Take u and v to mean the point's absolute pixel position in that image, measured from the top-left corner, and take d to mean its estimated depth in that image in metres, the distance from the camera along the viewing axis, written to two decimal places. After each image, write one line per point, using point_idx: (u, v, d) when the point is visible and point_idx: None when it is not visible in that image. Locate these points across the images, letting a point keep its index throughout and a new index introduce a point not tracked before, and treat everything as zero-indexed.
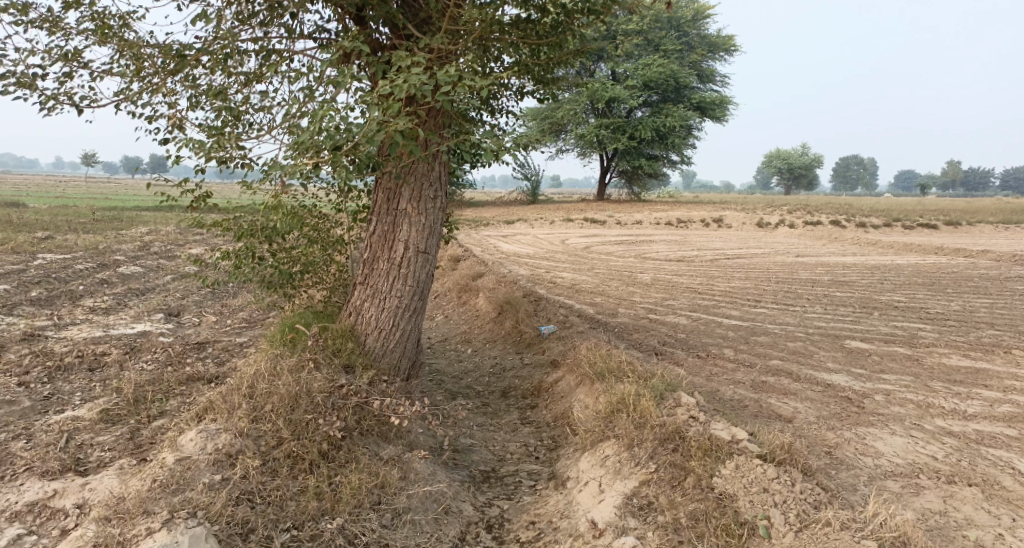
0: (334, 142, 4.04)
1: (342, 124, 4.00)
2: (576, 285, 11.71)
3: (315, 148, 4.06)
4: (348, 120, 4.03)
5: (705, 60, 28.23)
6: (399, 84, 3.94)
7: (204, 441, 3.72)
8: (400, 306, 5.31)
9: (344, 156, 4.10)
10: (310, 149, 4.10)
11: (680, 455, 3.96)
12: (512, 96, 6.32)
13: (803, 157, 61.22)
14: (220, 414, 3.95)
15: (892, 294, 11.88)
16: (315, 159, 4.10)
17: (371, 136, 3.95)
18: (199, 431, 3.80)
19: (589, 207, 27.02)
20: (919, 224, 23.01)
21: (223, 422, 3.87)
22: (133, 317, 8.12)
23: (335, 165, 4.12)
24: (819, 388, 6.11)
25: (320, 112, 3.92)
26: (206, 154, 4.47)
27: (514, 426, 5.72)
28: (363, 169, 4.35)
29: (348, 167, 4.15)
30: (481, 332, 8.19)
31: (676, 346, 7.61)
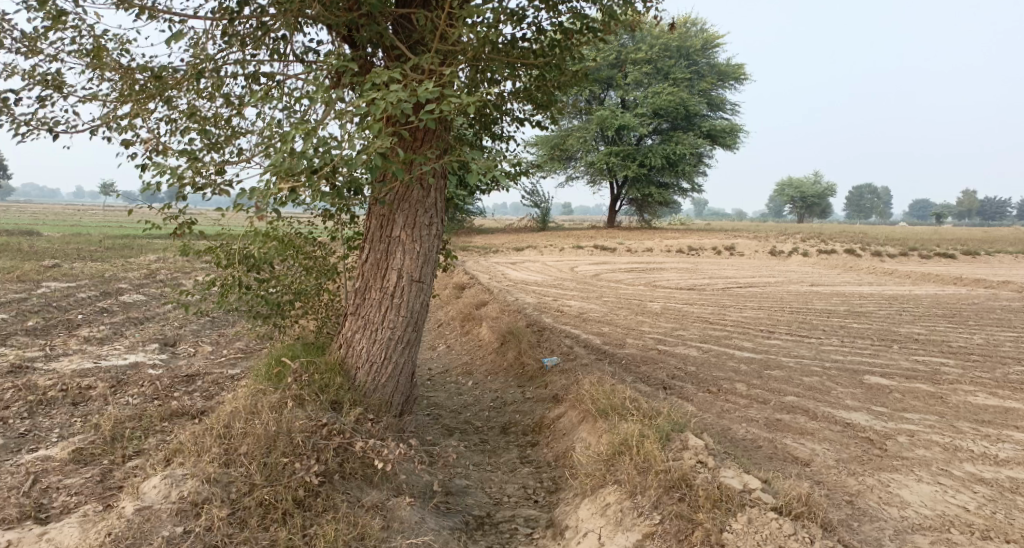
0: (312, 165, 3.78)
1: (321, 147, 3.74)
2: (584, 313, 11.42)
3: (292, 173, 3.80)
4: (327, 142, 3.78)
5: (715, 89, 28.16)
6: (379, 103, 3.69)
7: (167, 488, 3.49)
8: (392, 338, 5.06)
9: (323, 181, 3.83)
10: (287, 173, 3.83)
11: (687, 505, 3.64)
12: (513, 120, 6.12)
13: (816, 186, 60.86)
14: (189, 457, 3.72)
15: (911, 326, 11.49)
16: (290, 185, 3.82)
17: (352, 161, 3.69)
18: (163, 476, 3.57)
19: (600, 235, 26.80)
20: (936, 253, 22.57)
21: (190, 466, 3.64)
22: (127, 347, 7.92)
23: (314, 191, 3.86)
24: (838, 427, 5.75)
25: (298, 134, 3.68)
26: (180, 179, 4.22)
27: (513, 466, 5.41)
28: (346, 195, 4.08)
29: (328, 193, 3.88)
30: (483, 363, 7.91)
31: (686, 380, 7.28)
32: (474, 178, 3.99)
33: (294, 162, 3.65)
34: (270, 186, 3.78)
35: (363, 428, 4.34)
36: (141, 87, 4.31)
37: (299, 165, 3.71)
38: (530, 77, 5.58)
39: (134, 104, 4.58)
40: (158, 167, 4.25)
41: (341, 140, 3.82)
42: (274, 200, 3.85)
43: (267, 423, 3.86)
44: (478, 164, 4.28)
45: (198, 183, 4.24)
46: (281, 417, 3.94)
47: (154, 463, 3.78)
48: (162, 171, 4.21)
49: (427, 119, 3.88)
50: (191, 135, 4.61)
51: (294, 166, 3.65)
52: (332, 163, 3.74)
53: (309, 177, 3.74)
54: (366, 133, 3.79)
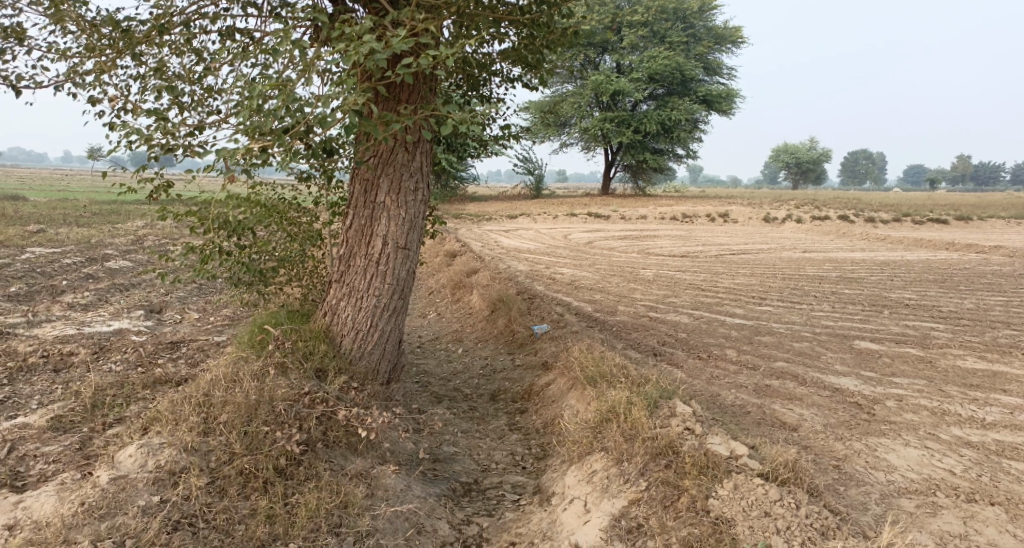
0: (284, 125, 3.67)
1: (291, 103, 3.62)
2: (576, 280, 11.36)
3: (263, 132, 3.69)
4: (298, 98, 3.66)
5: (711, 53, 27.74)
6: (352, 56, 3.59)
7: (144, 457, 3.45)
8: (378, 305, 5.00)
9: (295, 141, 3.71)
10: (257, 132, 3.72)
11: (673, 472, 3.63)
12: (500, 82, 5.98)
13: (811, 152, 60.56)
14: (167, 425, 3.67)
15: (902, 291, 11.49)
16: (262, 145, 3.71)
17: (324, 121, 3.58)
18: (139, 445, 3.52)
19: (593, 201, 26.64)
20: (929, 219, 22.54)
21: (168, 435, 3.59)
22: (112, 314, 7.83)
23: (286, 151, 3.74)
24: (827, 392, 5.74)
25: (268, 90, 3.56)
26: (150, 140, 4.10)
27: (501, 433, 5.40)
28: (320, 155, 3.96)
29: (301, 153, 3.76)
30: (473, 331, 7.87)
31: (676, 347, 7.27)
32: (449, 134, 3.88)
33: (264, 120, 3.53)
34: (240, 145, 3.66)
35: (347, 397, 4.30)
36: (110, 43, 4.18)
37: (270, 123, 3.60)
38: (518, 35, 5.45)
39: (102, 61, 4.44)
40: (127, 126, 4.13)
41: (314, 99, 3.70)
42: (246, 160, 3.74)
43: (248, 392, 3.81)
44: (458, 121, 4.17)
45: (167, 143, 4.12)
46: (263, 385, 3.89)
47: (133, 431, 3.74)
48: (130, 131, 4.08)
49: (404, 75, 3.77)
50: (163, 94, 4.48)
51: (264, 125, 3.53)
52: (303, 120, 3.62)
53: (278, 135, 3.62)
54: (340, 89, 3.68)
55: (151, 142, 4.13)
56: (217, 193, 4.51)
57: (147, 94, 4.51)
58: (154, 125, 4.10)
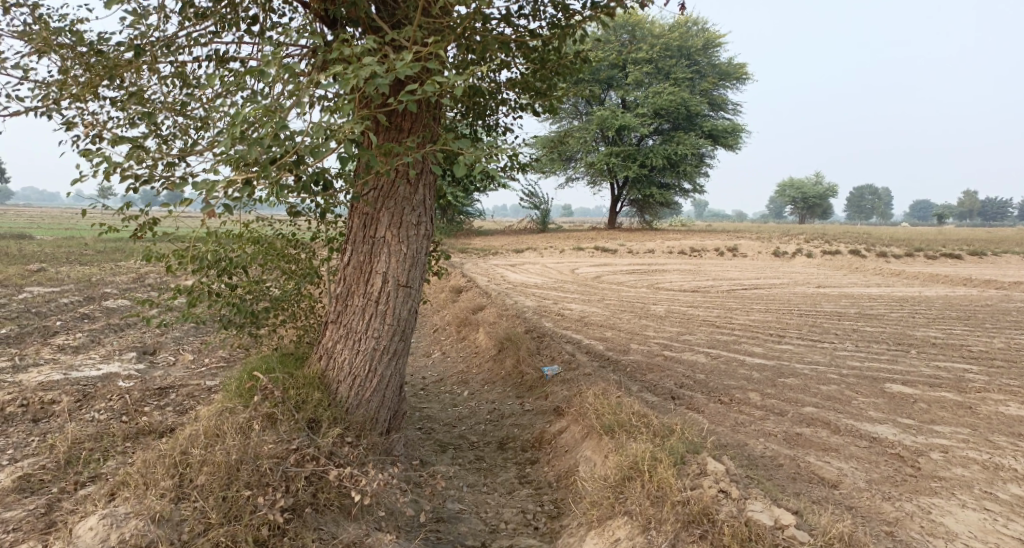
0: (271, 155, 3.34)
1: (280, 129, 3.30)
2: (586, 317, 10.95)
3: (248, 163, 3.35)
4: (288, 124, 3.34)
5: (717, 88, 27.68)
6: (350, 79, 3.30)
7: (106, 530, 3.04)
8: (376, 348, 4.62)
9: (283, 173, 3.37)
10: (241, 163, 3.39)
11: (710, 545, 3.20)
12: (507, 111, 5.69)
13: (818, 186, 60.44)
14: (136, 489, 3.28)
15: (925, 329, 11.02)
16: (245, 177, 3.38)
17: (316, 151, 3.24)
18: (102, 516, 3.12)
19: (601, 236, 26.33)
20: (942, 253, 22.14)
21: (136, 502, 3.18)
22: (102, 357, 7.46)
23: (271, 184, 3.40)
24: (863, 442, 5.29)
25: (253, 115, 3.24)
26: (127, 173, 3.77)
27: (511, 487, 4.96)
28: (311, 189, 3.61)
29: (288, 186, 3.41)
30: (479, 371, 7.45)
31: (695, 390, 6.84)
32: (460, 171, 3.57)
33: (248, 150, 3.20)
34: (221, 177, 3.32)
35: (341, 450, 3.89)
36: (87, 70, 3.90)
37: (255, 153, 3.27)
38: (529, 58, 5.20)
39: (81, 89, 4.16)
40: (102, 157, 3.80)
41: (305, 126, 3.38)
42: (228, 194, 3.40)
43: (229, 450, 3.43)
44: (469, 157, 3.86)
45: (143, 176, 3.79)
46: (246, 442, 3.51)
47: (99, 497, 3.34)
48: (106, 163, 3.76)
49: (406, 101, 3.46)
50: (144, 125, 4.20)
51: (249, 155, 3.20)
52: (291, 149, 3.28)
53: (261, 164, 3.28)
54: (335, 115, 3.37)
55: (128, 173, 3.81)
56: (200, 231, 4.16)
57: (128, 123, 4.21)
58: (131, 157, 3.79)
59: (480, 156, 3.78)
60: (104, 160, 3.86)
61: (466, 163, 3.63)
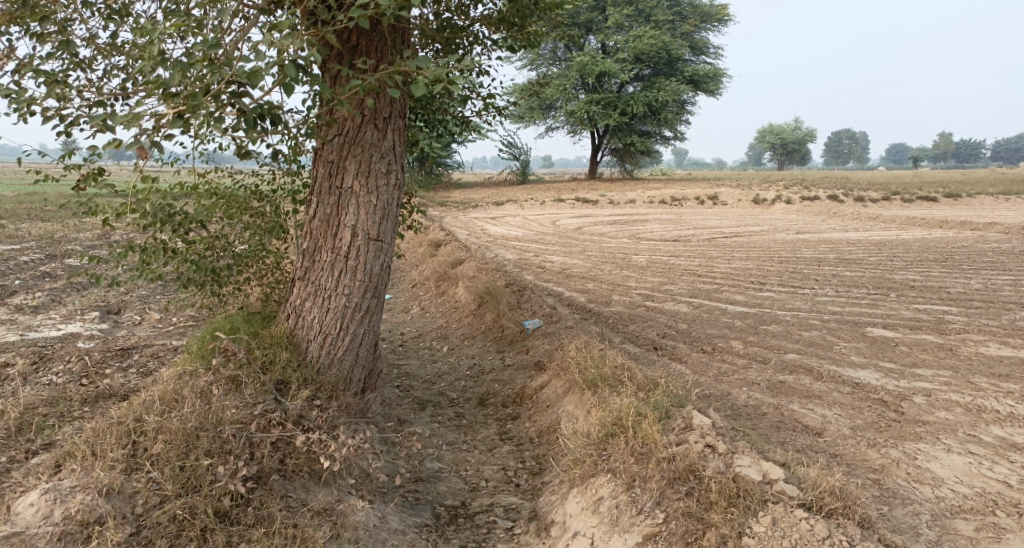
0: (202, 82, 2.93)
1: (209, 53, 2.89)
2: (566, 269, 10.79)
3: (174, 92, 2.94)
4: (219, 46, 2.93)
5: (698, 31, 27.04)
6: None
7: (49, 506, 2.85)
8: (348, 305, 4.43)
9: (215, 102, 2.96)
10: (170, 94, 2.98)
11: (696, 502, 3.10)
12: (483, 49, 5.37)
13: (796, 132, 60.28)
14: (84, 460, 3.11)
15: (904, 272, 11.03)
16: (176, 111, 2.98)
17: (252, 76, 2.82)
18: (44, 491, 2.91)
19: (580, 186, 26.01)
20: (918, 196, 22.22)
21: (83, 475, 3.01)
22: (63, 317, 7.18)
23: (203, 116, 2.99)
24: (847, 388, 5.24)
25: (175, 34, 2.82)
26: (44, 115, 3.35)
27: (492, 444, 4.85)
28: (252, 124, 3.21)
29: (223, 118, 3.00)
30: (459, 326, 7.28)
31: (677, 339, 6.75)
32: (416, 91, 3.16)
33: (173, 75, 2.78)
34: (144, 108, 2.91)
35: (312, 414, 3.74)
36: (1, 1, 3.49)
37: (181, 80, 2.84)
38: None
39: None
40: (17, 98, 3.39)
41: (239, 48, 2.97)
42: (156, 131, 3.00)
43: (186, 418, 3.27)
44: (429, 76, 3.44)
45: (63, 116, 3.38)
46: (206, 408, 3.36)
47: (42, 470, 3.17)
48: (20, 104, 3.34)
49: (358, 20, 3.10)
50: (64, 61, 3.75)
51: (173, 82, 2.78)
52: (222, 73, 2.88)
53: (191, 94, 2.86)
54: (273, 35, 2.97)
55: (47, 115, 3.40)
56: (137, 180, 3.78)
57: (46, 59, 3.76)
58: (51, 95, 3.39)
59: (441, 71, 3.37)
60: (18, 100, 3.43)
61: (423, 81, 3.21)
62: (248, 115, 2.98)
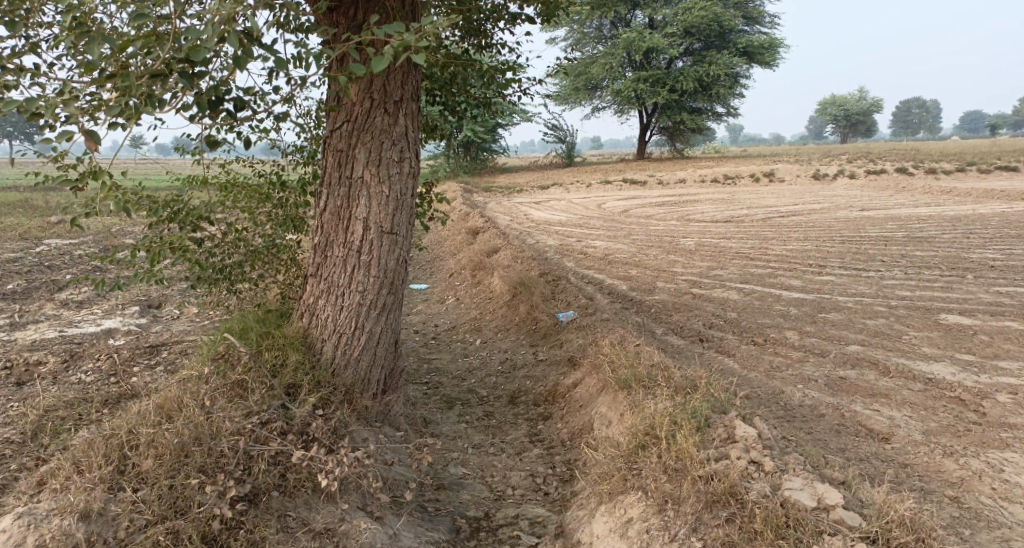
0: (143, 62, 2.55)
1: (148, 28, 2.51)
2: (610, 255, 10.33)
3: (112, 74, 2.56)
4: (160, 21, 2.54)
5: (751, 1, 25.81)
6: None
7: (24, 532, 2.66)
8: (363, 302, 4.15)
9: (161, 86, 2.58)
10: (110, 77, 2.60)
11: (738, 531, 2.72)
12: (506, 23, 4.99)
13: (860, 103, 57.58)
14: (65, 480, 2.90)
15: (983, 251, 10.15)
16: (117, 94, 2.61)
17: (199, 52, 2.44)
18: (17, 516, 2.72)
19: (630, 167, 25.29)
20: (996, 167, 20.73)
21: (60, 498, 2.80)
22: (103, 313, 7.14)
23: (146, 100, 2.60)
24: (918, 385, 4.71)
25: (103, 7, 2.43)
26: None
27: (521, 447, 4.52)
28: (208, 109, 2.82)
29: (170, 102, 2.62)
30: (492, 318, 6.96)
31: (726, 330, 6.27)
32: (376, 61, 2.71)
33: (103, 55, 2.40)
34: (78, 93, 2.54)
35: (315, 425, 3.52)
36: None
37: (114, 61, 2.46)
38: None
39: None
40: None
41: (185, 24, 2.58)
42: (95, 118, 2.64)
43: (179, 432, 3.08)
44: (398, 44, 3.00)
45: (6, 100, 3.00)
46: (203, 422, 3.16)
47: (24, 491, 2.99)
48: None
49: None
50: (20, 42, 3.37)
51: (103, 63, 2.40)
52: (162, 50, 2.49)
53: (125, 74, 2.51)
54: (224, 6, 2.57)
55: None
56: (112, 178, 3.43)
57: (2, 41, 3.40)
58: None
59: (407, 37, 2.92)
60: None
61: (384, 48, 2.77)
62: (203, 98, 2.62)
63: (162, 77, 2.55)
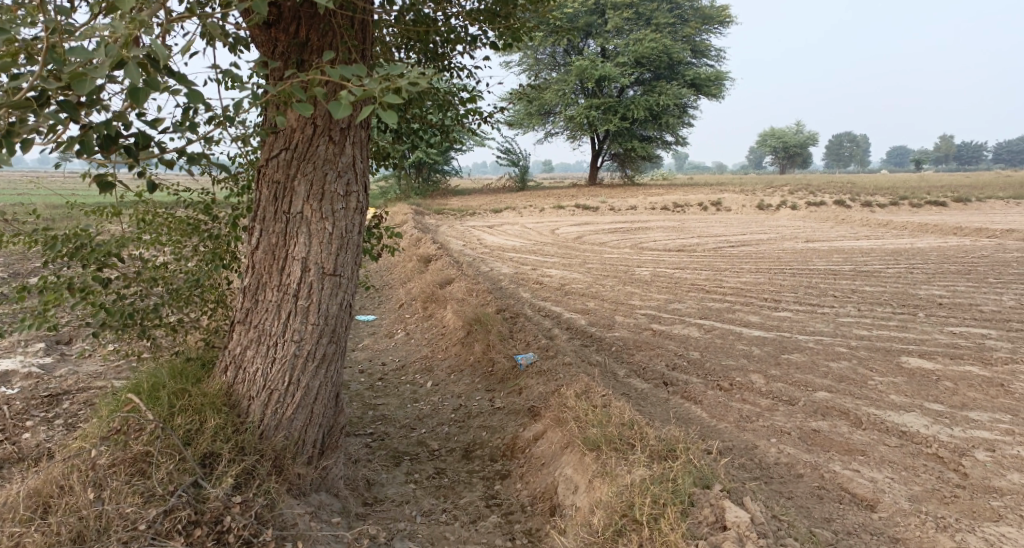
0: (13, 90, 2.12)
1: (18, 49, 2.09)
2: (564, 285, 10.01)
3: None
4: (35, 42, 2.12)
5: (699, 34, 26.29)
6: None
7: None
8: (298, 354, 3.67)
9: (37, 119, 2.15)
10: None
11: None
12: (464, 47, 4.62)
13: (798, 135, 59.59)
14: None
15: (930, 287, 10.25)
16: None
17: (82, 81, 2.04)
18: None
19: (580, 193, 25.25)
20: (928, 201, 21.47)
21: None
22: (6, 350, 6.26)
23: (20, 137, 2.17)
24: (893, 439, 4.50)
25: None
26: None
27: (477, 512, 4.09)
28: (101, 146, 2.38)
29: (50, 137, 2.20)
30: (444, 357, 6.51)
31: (690, 372, 5.99)
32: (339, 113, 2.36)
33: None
34: None
35: (236, 505, 3.15)
36: None
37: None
38: None
39: None
40: None
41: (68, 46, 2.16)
42: None
43: (49, 530, 2.83)
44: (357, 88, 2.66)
45: None
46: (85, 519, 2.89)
47: None
48: None
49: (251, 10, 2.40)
50: None
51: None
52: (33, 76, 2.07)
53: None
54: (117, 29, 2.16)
55: None
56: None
57: None
58: None
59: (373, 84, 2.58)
60: None
61: (346, 98, 2.40)
62: (92, 134, 2.20)
63: (36, 109, 2.13)
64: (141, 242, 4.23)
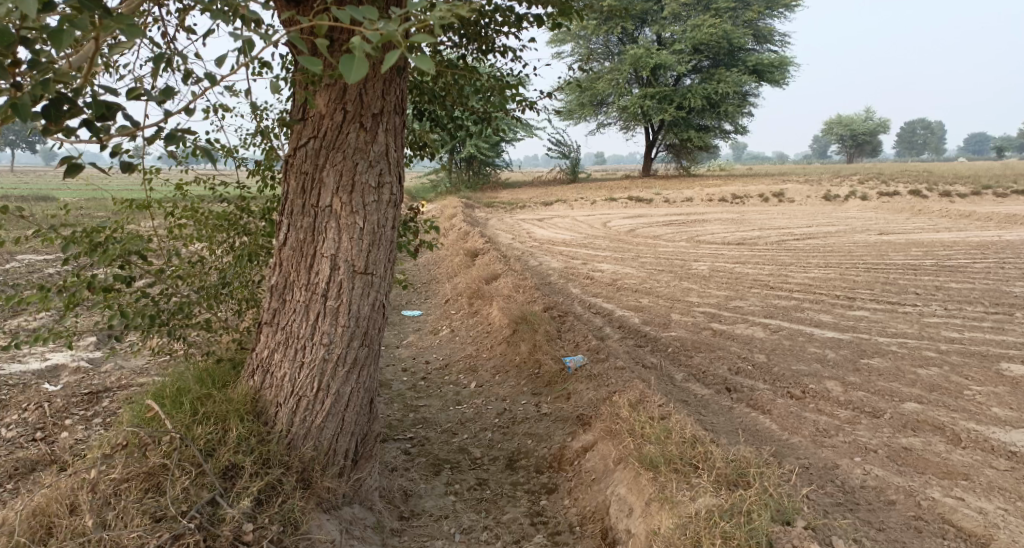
0: None
1: None
2: (618, 280, 9.52)
3: None
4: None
5: (762, 17, 25.12)
6: None
7: None
8: (327, 359, 3.35)
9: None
10: None
11: None
12: (509, 27, 4.19)
13: (867, 123, 56.93)
14: None
15: (1023, 284, 9.32)
16: None
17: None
18: None
19: (635, 185, 24.58)
20: (1012, 189, 19.98)
21: None
22: (51, 343, 6.14)
23: None
24: (1001, 460, 3.92)
25: None
26: None
27: (521, 533, 3.70)
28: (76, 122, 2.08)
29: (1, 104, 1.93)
30: (490, 357, 6.14)
31: (757, 377, 5.45)
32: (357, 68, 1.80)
33: None
34: None
35: (247, 534, 2.90)
36: None
37: None
38: None
39: None
40: None
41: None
42: None
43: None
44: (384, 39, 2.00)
45: None
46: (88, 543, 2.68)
47: None
48: None
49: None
50: None
51: None
52: None
53: None
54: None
55: None
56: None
57: None
58: None
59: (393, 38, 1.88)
60: None
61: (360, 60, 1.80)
62: (31, 97, 1.89)
63: None
64: (172, 236, 4.00)
